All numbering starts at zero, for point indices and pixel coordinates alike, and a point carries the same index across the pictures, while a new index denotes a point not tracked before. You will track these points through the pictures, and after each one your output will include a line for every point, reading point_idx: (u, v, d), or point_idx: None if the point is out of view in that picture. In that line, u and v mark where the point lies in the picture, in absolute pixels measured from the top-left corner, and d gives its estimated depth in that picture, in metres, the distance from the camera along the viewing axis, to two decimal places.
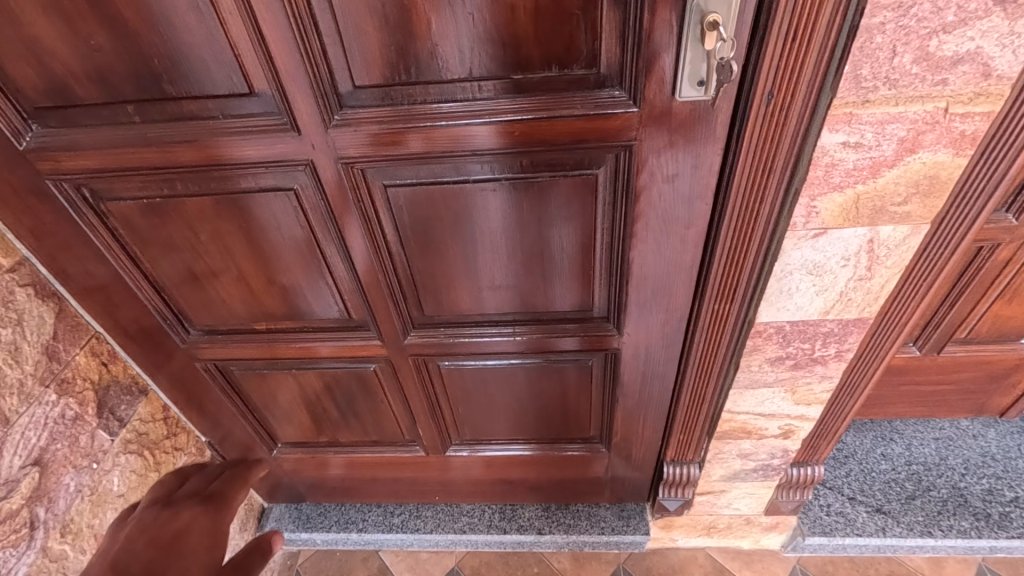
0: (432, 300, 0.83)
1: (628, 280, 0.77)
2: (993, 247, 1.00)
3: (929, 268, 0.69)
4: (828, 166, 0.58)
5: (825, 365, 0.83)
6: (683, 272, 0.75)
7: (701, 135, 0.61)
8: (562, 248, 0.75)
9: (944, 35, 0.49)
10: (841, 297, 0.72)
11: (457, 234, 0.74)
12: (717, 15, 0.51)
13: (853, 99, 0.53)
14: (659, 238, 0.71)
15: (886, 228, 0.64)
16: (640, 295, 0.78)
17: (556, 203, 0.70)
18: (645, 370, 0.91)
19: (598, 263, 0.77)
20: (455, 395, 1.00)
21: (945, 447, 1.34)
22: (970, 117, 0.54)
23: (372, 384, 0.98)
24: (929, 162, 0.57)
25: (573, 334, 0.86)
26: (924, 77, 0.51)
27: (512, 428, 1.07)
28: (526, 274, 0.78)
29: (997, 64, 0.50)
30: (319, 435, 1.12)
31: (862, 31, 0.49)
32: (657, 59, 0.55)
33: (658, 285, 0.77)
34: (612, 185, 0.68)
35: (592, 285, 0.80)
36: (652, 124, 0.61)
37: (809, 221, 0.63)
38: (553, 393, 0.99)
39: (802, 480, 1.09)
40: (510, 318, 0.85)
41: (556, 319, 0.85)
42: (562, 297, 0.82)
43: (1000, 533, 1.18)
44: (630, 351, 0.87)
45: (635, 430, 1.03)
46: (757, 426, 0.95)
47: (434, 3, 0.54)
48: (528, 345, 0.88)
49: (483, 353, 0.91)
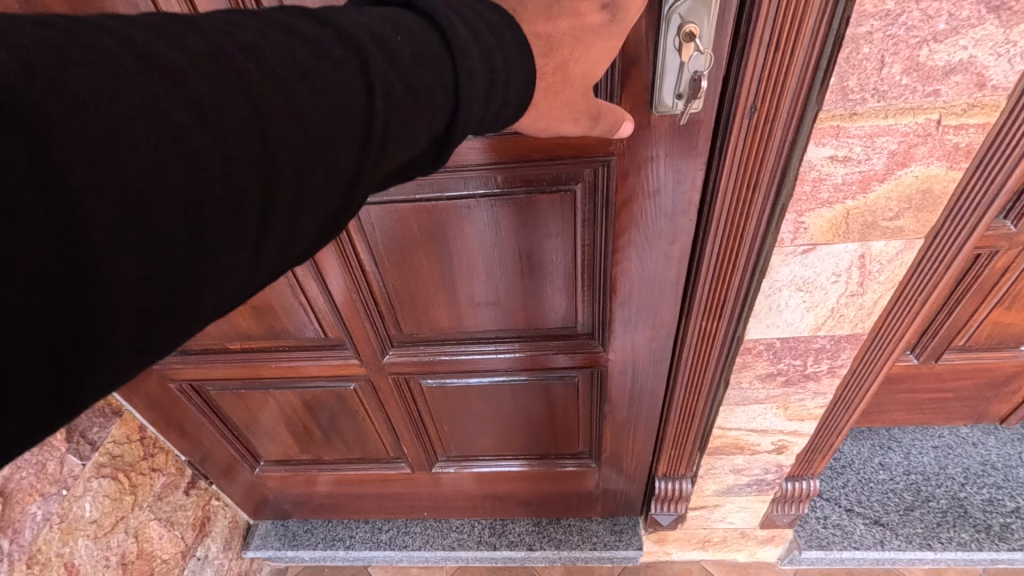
0: (412, 317, 0.80)
1: (611, 296, 0.74)
2: (991, 254, 0.97)
3: (923, 283, 0.66)
4: (815, 182, 0.56)
5: (818, 381, 0.80)
6: (669, 288, 0.72)
7: (682, 149, 0.58)
8: (543, 265, 0.72)
9: (935, 44, 0.46)
10: (833, 313, 0.69)
11: (433, 252, 0.72)
12: (695, 26, 0.48)
13: (840, 111, 0.50)
14: (642, 254, 0.68)
15: (877, 243, 0.61)
16: (624, 311, 0.75)
17: (534, 220, 0.68)
18: (633, 387, 0.88)
19: (580, 280, 0.74)
20: (438, 411, 0.97)
21: (944, 456, 1.31)
22: (964, 129, 0.51)
23: (353, 402, 0.96)
24: (921, 176, 0.55)
25: (557, 351, 0.83)
26: (915, 88, 0.48)
27: (499, 444, 1.05)
28: (506, 291, 0.76)
29: (992, 74, 0.47)
30: (303, 453, 1.10)
31: (848, 41, 0.46)
32: (634, 71, 0.53)
33: (643, 302, 0.74)
34: (593, 200, 0.65)
35: (574, 302, 0.77)
36: (630, 138, 0.58)
37: (797, 237, 0.61)
38: (539, 409, 0.96)
39: (797, 494, 1.06)
40: (491, 335, 0.83)
41: (538, 337, 0.82)
42: (545, 316, 0.79)
43: (1001, 545, 1.14)
44: (617, 367, 0.84)
45: (625, 445, 1.00)
46: (750, 442, 0.92)
47: None
48: (511, 363, 0.86)
49: (466, 371, 0.88)
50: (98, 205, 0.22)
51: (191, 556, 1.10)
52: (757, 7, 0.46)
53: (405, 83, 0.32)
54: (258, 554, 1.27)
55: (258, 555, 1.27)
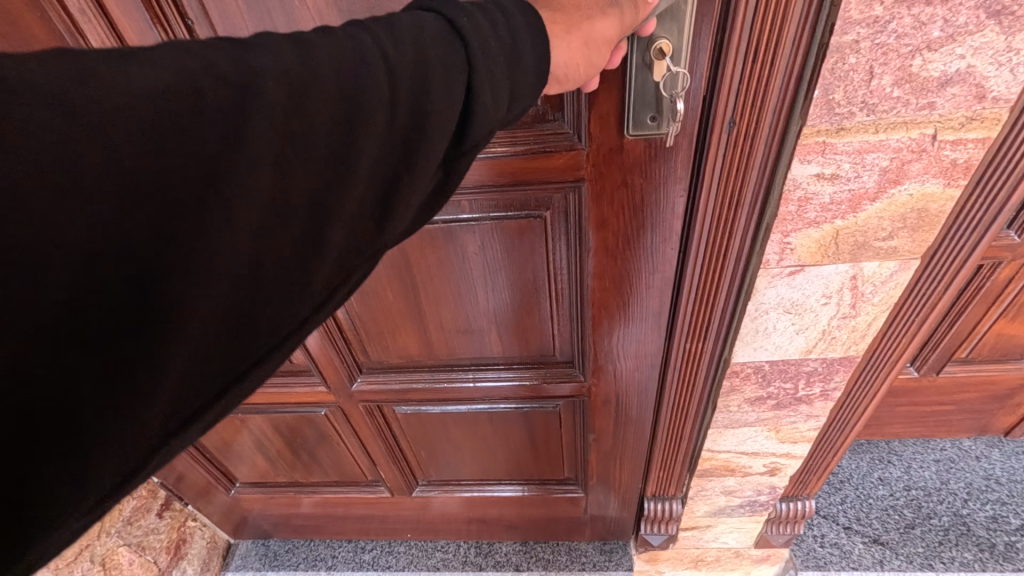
0: (381, 346, 0.77)
1: (588, 325, 0.69)
2: (994, 265, 0.93)
3: (921, 304, 0.62)
4: (801, 201, 0.51)
5: (811, 404, 0.76)
6: (650, 321, 0.67)
7: (660, 174, 0.53)
8: (515, 294, 0.68)
9: (930, 53, 0.41)
10: (824, 335, 0.65)
11: (397, 279, 0.69)
12: (666, 42, 0.43)
13: (826, 126, 0.46)
14: (620, 284, 0.64)
15: (870, 264, 0.57)
16: (603, 341, 0.71)
17: (502, 247, 0.64)
18: (617, 417, 0.83)
19: (556, 309, 0.70)
20: (415, 437, 0.93)
21: (946, 470, 1.26)
22: (962, 144, 0.47)
23: (325, 428, 0.93)
24: (916, 194, 0.50)
25: (536, 379, 0.79)
26: (907, 101, 0.44)
27: (480, 470, 1.01)
28: (478, 319, 0.72)
29: (992, 84, 0.43)
30: (280, 476, 1.06)
31: (832, 51, 0.42)
32: (603, 89, 0.48)
33: (623, 333, 0.69)
34: (564, 227, 0.61)
35: (552, 332, 0.73)
36: (602, 161, 0.54)
37: (784, 258, 0.56)
38: (520, 436, 0.92)
39: (792, 515, 1.02)
40: (465, 363, 0.79)
41: (515, 364, 0.78)
42: (521, 344, 0.75)
43: (1005, 565, 1.10)
44: (600, 398, 0.80)
45: (611, 471, 0.96)
46: (740, 464, 0.88)
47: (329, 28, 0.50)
48: (488, 392, 0.82)
49: (440, 397, 0.84)
50: (108, 306, 0.24)
51: None
52: (733, 15, 0.42)
53: (412, 96, 0.29)
54: None
55: None
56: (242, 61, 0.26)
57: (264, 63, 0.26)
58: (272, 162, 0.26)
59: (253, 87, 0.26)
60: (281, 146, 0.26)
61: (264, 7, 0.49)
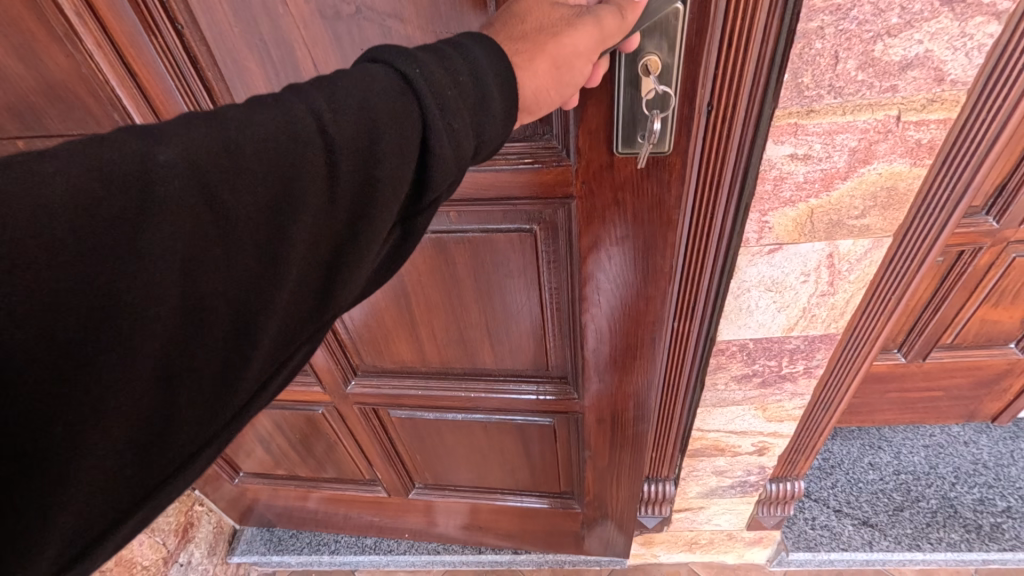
0: (380, 353, 0.81)
1: (580, 341, 0.71)
2: (975, 251, 0.95)
3: (896, 282, 0.65)
4: (777, 180, 0.55)
5: (795, 382, 0.79)
6: (645, 342, 0.69)
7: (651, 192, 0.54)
8: (505, 306, 0.71)
9: (890, 39, 0.45)
10: (805, 313, 0.68)
11: (392, 290, 0.73)
12: (654, 57, 0.44)
13: (797, 108, 0.49)
14: (611, 306, 0.65)
15: (845, 242, 0.60)
16: (596, 360, 0.72)
17: (491, 261, 0.67)
18: (612, 437, 0.84)
19: (549, 324, 0.72)
20: (411, 439, 0.97)
21: (935, 455, 1.29)
22: (925, 125, 0.50)
23: (323, 427, 0.97)
24: (885, 173, 0.53)
25: (530, 390, 0.81)
26: (872, 84, 0.47)
27: (476, 476, 1.03)
28: (471, 330, 0.75)
29: (950, 68, 0.46)
30: (281, 468, 1.09)
31: (799, 37, 0.45)
32: (592, 103, 0.48)
33: (616, 354, 0.71)
34: (553, 242, 0.63)
35: (546, 345, 0.75)
36: (593, 177, 0.55)
37: (762, 237, 0.60)
38: (515, 446, 0.94)
39: (781, 496, 1.05)
40: (459, 371, 0.82)
41: (510, 374, 0.81)
42: (515, 355, 0.77)
43: (991, 545, 1.13)
44: (594, 417, 0.81)
45: (609, 490, 0.95)
46: (729, 444, 0.91)
47: (312, 37, 0.51)
48: (482, 401, 0.85)
49: (435, 404, 0.87)
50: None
51: (174, 561, 1.09)
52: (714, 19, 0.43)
53: (340, 189, 0.29)
54: (243, 559, 1.27)
55: (244, 560, 1.27)
56: (143, 157, 0.24)
57: (166, 159, 0.25)
58: (182, 262, 0.25)
59: (156, 187, 0.24)
60: (190, 249, 0.25)
61: (249, 14, 0.50)
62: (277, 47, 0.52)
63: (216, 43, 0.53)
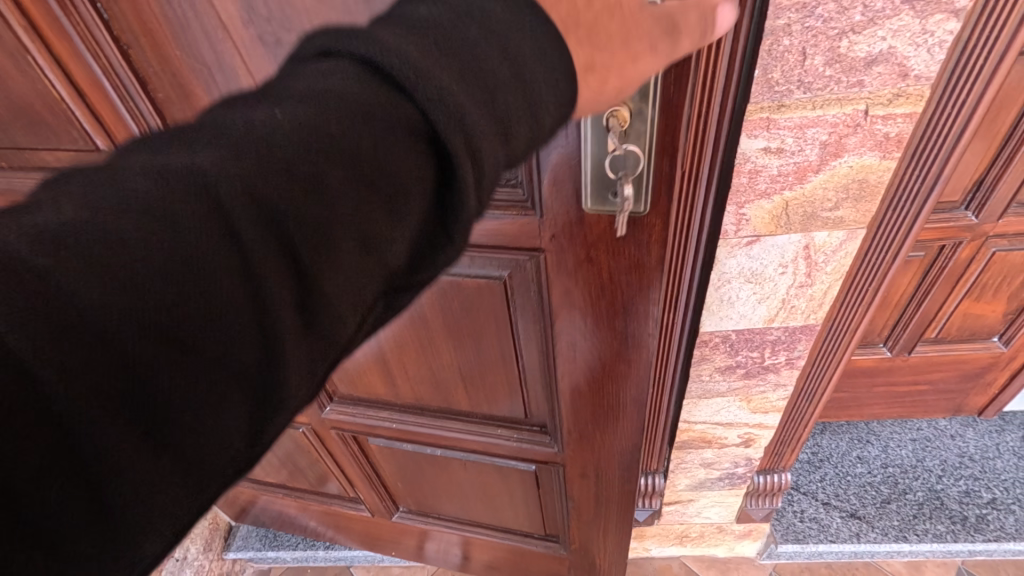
0: (359, 387, 0.82)
1: (559, 391, 0.70)
2: (956, 245, 0.97)
3: (872, 273, 0.67)
4: (751, 173, 0.56)
5: (778, 373, 0.81)
6: (629, 397, 0.68)
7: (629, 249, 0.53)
8: (477, 350, 0.70)
9: (855, 35, 0.46)
10: (784, 304, 0.70)
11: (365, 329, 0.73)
12: (623, 115, 0.43)
13: (768, 103, 0.51)
14: (590, 358, 0.64)
15: (820, 233, 0.62)
16: (575, 409, 0.71)
17: (459, 308, 0.66)
18: (595, 486, 0.82)
19: (526, 374, 0.71)
20: (392, 468, 0.98)
21: (922, 448, 1.31)
22: (893, 119, 0.52)
23: (305, 444, 0.98)
24: (856, 166, 0.55)
25: (508, 435, 0.80)
26: (839, 79, 0.49)
27: (457, 508, 1.02)
28: (446, 373, 0.74)
29: (914, 63, 0.48)
30: (272, 474, 1.10)
31: (768, 34, 0.47)
32: (558, 154, 0.47)
33: (597, 404, 0.70)
34: (524, 295, 0.62)
35: (524, 392, 0.74)
36: (564, 230, 0.54)
37: (740, 229, 0.61)
38: (496, 487, 0.93)
39: (769, 487, 1.06)
40: (435, 409, 0.81)
41: (488, 419, 0.80)
42: (494, 401, 0.76)
43: (976, 536, 1.15)
44: (574, 468, 0.80)
45: (593, 537, 0.92)
46: (716, 435, 0.93)
47: (260, 67, 0.46)
48: (460, 441, 0.84)
49: (412, 437, 0.88)
50: None
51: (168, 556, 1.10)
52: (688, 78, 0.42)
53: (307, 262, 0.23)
54: (239, 555, 1.29)
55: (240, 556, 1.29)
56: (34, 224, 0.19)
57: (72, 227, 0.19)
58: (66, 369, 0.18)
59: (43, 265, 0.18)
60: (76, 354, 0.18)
61: (191, 35, 0.46)
62: (225, 73, 0.47)
63: (163, 62, 0.48)
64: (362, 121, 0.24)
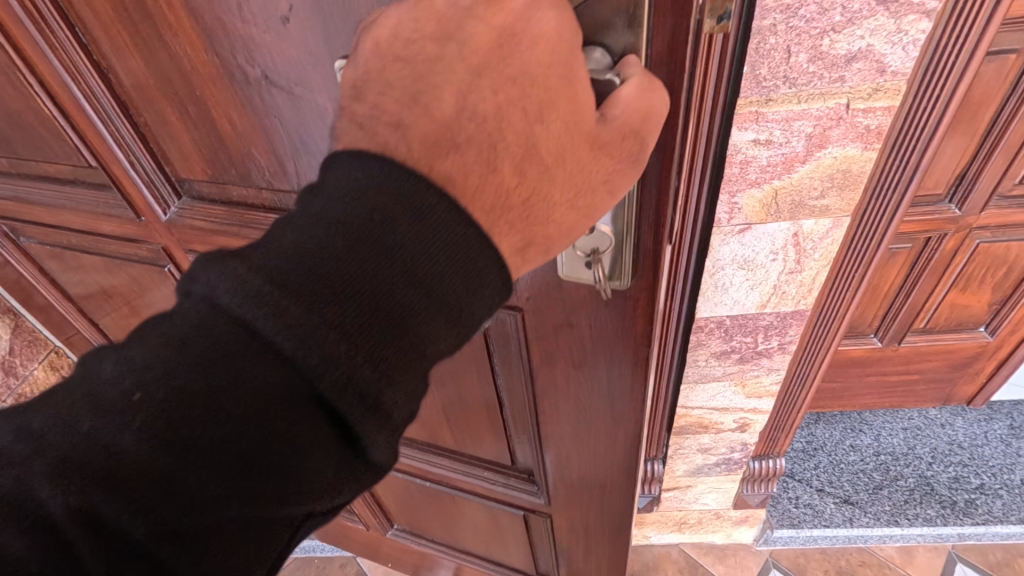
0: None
1: (545, 449, 0.66)
2: (941, 237, 1.02)
3: (858, 260, 0.71)
4: (742, 164, 0.60)
5: (771, 358, 0.84)
6: (619, 466, 0.63)
7: (615, 327, 0.47)
8: (463, 396, 0.67)
9: (835, 34, 0.50)
10: (776, 290, 0.74)
11: None
12: None
13: (756, 98, 0.55)
14: (577, 424, 0.60)
15: (807, 221, 0.66)
16: (562, 467, 0.67)
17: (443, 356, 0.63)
18: (581, 537, 0.80)
19: (511, 427, 0.67)
20: (383, 489, 1.00)
21: (913, 436, 1.35)
22: (872, 112, 0.56)
23: None
24: (839, 156, 0.59)
25: (494, 482, 0.78)
26: (821, 75, 0.53)
27: (446, 534, 1.04)
28: (432, 413, 0.73)
29: (890, 60, 0.52)
30: None
31: (754, 33, 0.51)
32: None
33: (585, 466, 0.66)
34: (506, 353, 0.57)
35: (511, 443, 0.70)
36: (543, 295, 0.48)
37: (733, 217, 0.65)
38: (484, 522, 0.92)
39: (765, 473, 1.10)
40: (422, 445, 0.81)
41: (476, 463, 0.78)
42: (481, 445, 0.74)
43: (965, 520, 1.19)
44: (561, 519, 0.78)
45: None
46: (712, 421, 0.97)
47: (227, 105, 0.43)
48: (446, 477, 0.84)
49: (400, 466, 0.89)
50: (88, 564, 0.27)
51: None
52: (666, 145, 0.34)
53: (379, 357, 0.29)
54: None
55: None
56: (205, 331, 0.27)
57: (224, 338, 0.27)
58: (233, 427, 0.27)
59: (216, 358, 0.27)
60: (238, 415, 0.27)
61: (155, 67, 0.43)
62: (194, 107, 0.45)
63: (134, 92, 0.47)
64: (241, 384, 0.27)
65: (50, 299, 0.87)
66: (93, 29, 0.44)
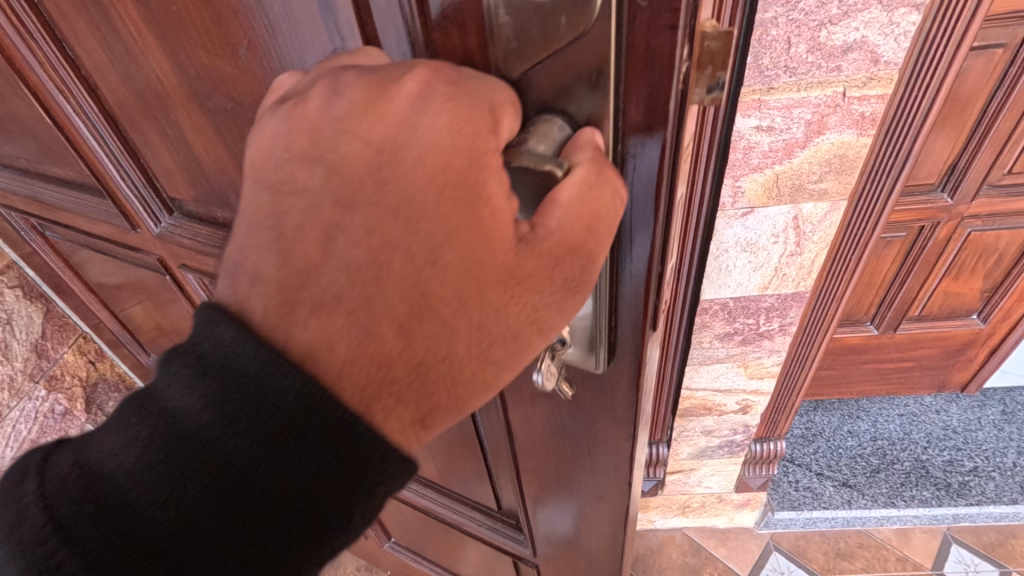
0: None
1: (530, 506, 0.61)
2: (934, 225, 1.06)
3: (854, 244, 0.75)
4: (746, 149, 0.64)
5: (772, 340, 0.88)
6: (605, 539, 0.58)
7: (598, 403, 0.42)
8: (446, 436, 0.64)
9: (832, 26, 0.54)
10: (777, 272, 0.78)
11: None
12: None
13: (758, 86, 0.59)
14: (562, 492, 0.55)
15: (807, 205, 0.69)
16: (547, 524, 0.63)
17: None
18: None
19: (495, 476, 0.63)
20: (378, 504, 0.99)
21: (909, 422, 1.39)
22: (867, 100, 0.59)
23: None
24: (836, 142, 0.63)
25: (482, 522, 0.75)
26: (819, 65, 0.57)
27: (439, 557, 1.02)
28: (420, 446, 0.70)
29: (883, 51, 0.56)
30: None
31: (758, 25, 0.54)
32: None
33: (572, 532, 0.61)
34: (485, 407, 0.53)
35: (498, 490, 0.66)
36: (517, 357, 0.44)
37: (737, 201, 0.69)
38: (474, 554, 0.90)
39: (766, 455, 1.14)
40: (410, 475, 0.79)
41: (464, 501, 0.74)
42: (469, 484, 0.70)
43: (959, 500, 1.23)
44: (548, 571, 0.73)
45: None
46: (716, 402, 1.01)
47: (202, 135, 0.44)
48: (434, 510, 0.81)
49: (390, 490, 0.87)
50: None
51: None
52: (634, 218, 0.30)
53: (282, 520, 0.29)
54: None
55: None
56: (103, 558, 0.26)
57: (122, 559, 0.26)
58: None
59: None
60: None
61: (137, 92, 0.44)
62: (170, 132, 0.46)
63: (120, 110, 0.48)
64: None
65: (75, 289, 0.90)
66: (77, 47, 0.45)
